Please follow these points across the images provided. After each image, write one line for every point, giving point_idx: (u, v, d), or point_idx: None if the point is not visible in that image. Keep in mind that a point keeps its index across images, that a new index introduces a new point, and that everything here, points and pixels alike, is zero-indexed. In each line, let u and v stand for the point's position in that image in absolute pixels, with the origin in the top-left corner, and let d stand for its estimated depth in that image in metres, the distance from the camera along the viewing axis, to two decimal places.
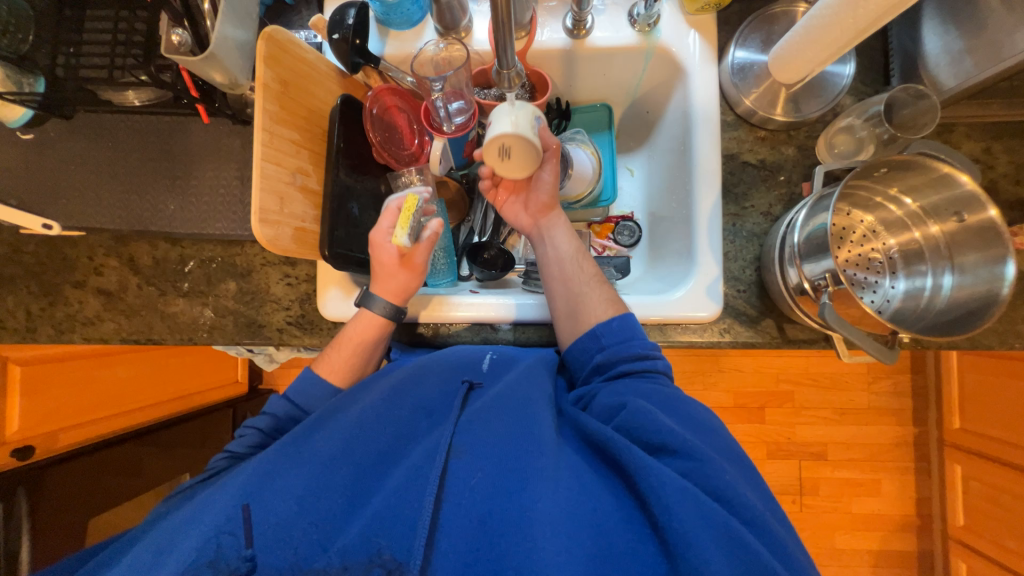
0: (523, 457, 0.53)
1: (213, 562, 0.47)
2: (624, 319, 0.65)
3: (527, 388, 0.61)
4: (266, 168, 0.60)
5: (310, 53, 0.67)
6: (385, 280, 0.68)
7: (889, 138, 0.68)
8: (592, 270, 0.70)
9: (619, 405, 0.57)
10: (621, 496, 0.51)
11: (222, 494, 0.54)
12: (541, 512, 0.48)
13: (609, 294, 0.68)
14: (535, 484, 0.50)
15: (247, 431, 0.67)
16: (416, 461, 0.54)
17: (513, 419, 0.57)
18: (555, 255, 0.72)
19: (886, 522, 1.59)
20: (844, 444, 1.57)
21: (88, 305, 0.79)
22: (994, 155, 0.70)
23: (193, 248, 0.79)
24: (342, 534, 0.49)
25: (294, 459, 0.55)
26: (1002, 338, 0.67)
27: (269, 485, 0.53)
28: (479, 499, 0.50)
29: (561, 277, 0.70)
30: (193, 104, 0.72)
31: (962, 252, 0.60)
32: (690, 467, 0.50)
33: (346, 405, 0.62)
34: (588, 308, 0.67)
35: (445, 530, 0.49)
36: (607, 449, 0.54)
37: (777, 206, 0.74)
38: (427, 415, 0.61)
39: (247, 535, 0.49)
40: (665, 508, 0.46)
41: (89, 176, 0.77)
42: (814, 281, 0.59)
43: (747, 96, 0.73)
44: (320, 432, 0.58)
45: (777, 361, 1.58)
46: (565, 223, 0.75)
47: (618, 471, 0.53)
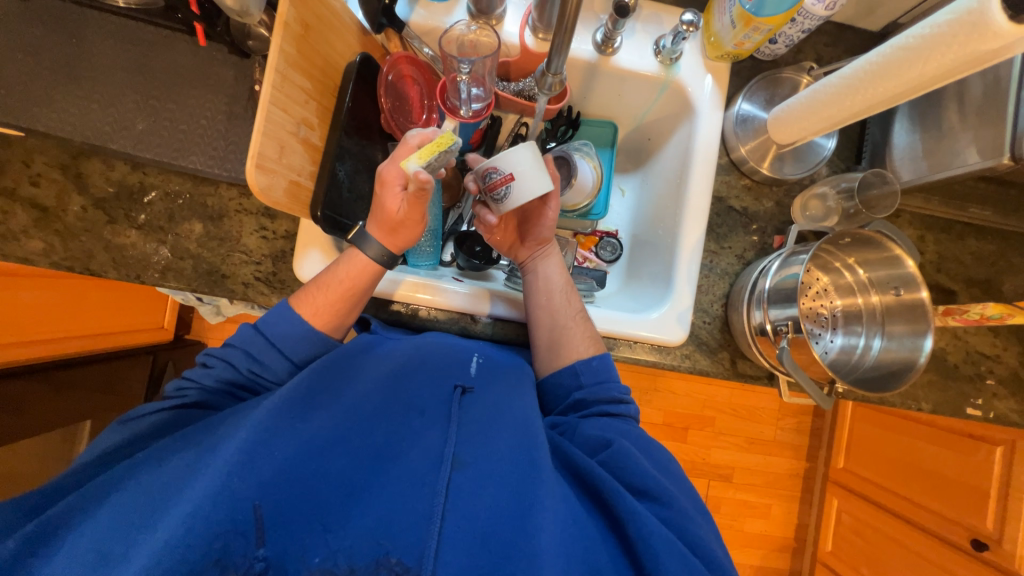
0: (525, 478, 0.55)
1: (220, 560, 0.44)
2: (602, 360, 0.70)
3: (524, 406, 0.63)
4: (272, 112, 0.55)
5: (337, 1, 0.63)
6: (385, 221, 0.64)
7: (852, 212, 0.77)
8: (579, 306, 0.74)
9: (604, 442, 0.62)
10: (601, 526, 0.56)
11: (201, 470, 0.49)
12: (545, 540, 0.50)
13: (592, 331, 0.73)
14: (538, 504, 0.52)
15: (217, 364, 0.62)
16: (420, 468, 0.54)
17: (513, 437, 0.58)
18: (545, 286, 0.75)
19: (770, 542, 1.80)
20: (748, 470, 1.75)
21: (14, 218, 0.69)
22: (925, 244, 0.82)
23: (157, 178, 0.72)
24: (345, 535, 0.49)
25: (287, 444, 0.51)
26: (903, 399, 0.79)
27: (260, 469, 0.49)
28: (485, 517, 0.51)
29: (549, 309, 0.73)
30: (190, 21, 0.66)
31: (893, 321, 0.70)
32: (666, 514, 0.56)
33: (339, 393, 0.59)
34: (572, 343, 0.71)
35: (453, 541, 0.49)
36: (591, 482, 0.58)
37: (749, 252, 0.81)
38: (420, 413, 0.59)
39: (259, 531, 0.47)
40: (653, 555, 0.51)
41: (40, 70, 0.66)
42: (776, 325, 0.66)
43: (743, 145, 0.79)
44: (313, 417, 0.55)
45: (707, 388, 1.71)
46: (558, 256, 0.78)
47: (598, 502, 0.58)
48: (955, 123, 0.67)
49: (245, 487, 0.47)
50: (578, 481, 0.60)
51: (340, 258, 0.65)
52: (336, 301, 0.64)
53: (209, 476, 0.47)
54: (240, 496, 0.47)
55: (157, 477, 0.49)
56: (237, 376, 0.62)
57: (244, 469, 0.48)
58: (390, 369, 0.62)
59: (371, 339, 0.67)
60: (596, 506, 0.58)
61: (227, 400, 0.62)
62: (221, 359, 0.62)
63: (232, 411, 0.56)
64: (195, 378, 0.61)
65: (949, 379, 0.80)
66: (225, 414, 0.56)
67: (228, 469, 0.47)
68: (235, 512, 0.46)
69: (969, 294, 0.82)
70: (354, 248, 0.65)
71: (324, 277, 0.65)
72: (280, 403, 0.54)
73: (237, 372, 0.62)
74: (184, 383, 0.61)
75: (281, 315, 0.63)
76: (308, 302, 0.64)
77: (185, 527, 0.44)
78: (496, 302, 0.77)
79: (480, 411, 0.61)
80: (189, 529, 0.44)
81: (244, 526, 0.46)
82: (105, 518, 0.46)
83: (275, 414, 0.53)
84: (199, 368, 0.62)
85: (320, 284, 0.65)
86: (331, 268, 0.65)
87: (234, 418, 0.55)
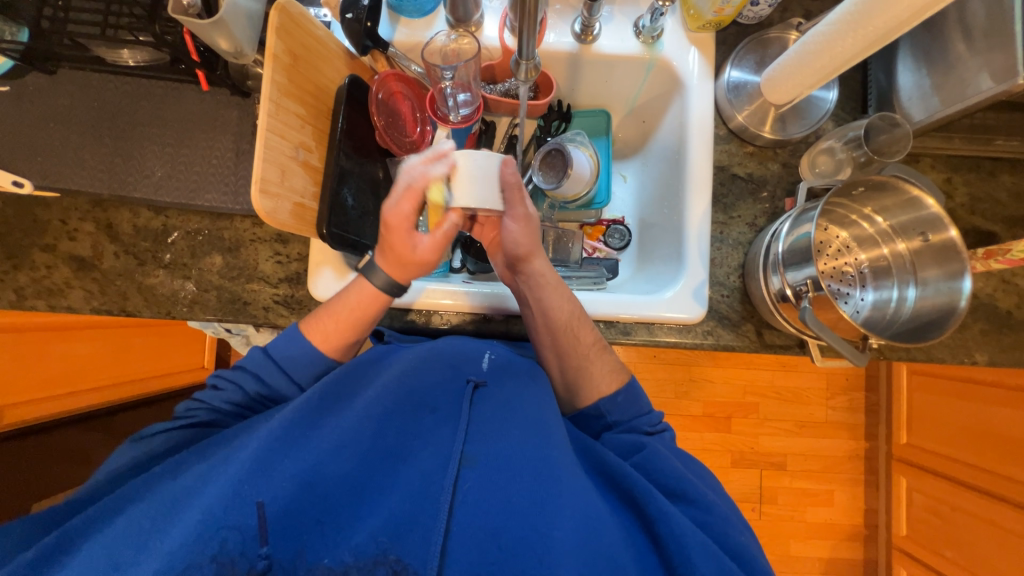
0: (541, 471, 0.54)
1: (215, 558, 0.46)
2: (629, 391, 0.69)
3: (538, 399, 0.63)
4: (270, 139, 0.59)
5: (321, 30, 0.66)
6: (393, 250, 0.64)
7: (865, 161, 0.73)
8: (592, 338, 0.70)
9: (637, 445, 0.63)
10: (627, 526, 0.55)
11: (218, 473, 0.52)
12: (559, 538, 0.49)
13: (610, 364, 0.70)
14: (555, 504, 0.52)
15: (227, 387, 0.65)
16: (429, 466, 0.55)
17: (527, 430, 0.58)
18: (545, 324, 0.70)
19: (838, 531, 1.68)
20: (802, 455, 1.66)
21: (57, 271, 0.75)
22: (953, 186, 0.77)
23: (178, 219, 0.77)
24: (352, 534, 0.50)
25: (301, 447, 0.54)
26: (954, 353, 0.74)
27: (274, 471, 0.51)
28: (495, 513, 0.52)
29: (556, 350, 0.70)
30: (193, 70, 0.71)
31: (925, 267, 0.66)
32: (703, 517, 0.56)
33: (353, 396, 0.61)
34: (590, 381, 0.69)
35: (457, 539, 0.50)
36: (621, 482, 0.58)
37: (761, 218, 0.78)
38: (432, 409, 0.61)
39: (262, 531, 0.48)
40: (686, 558, 0.51)
41: (69, 135, 0.73)
42: (796, 287, 0.64)
43: (740, 112, 0.77)
44: (328, 422, 0.57)
45: (744, 373, 1.65)
46: (550, 273, 0.69)
47: (627, 502, 0.58)
48: (962, 54, 0.63)
49: (253, 490, 0.49)
50: (604, 479, 0.60)
51: (351, 285, 0.67)
52: (347, 329, 0.67)
53: (224, 479, 0.50)
54: (249, 498, 0.49)
55: (181, 482, 0.53)
56: (246, 400, 0.65)
57: (256, 474, 0.50)
58: (397, 370, 0.63)
59: (387, 347, 0.70)
60: (627, 508, 0.58)
61: (236, 420, 0.66)
62: (230, 383, 0.65)
63: (239, 428, 0.59)
64: (205, 401, 0.65)
65: (1004, 328, 0.74)
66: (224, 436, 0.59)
67: (241, 474, 0.50)
68: (243, 513, 0.48)
69: (1012, 233, 0.76)
70: (363, 277, 0.67)
71: (334, 304, 0.67)
72: (294, 411, 0.57)
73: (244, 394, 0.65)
74: (195, 405, 0.65)
75: (292, 339, 0.66)
76: (318, 330, 0.66)
77: (198, 529, 0.46)
78: (512, 302, 0.76)
79: (495, 406, 0.62)
80: (201, 531, 0.46)
81: (250, 526, 0.48)
82: (132, 517, 0.50)
83: (288, 423, 0.55)
84: (209, 391, 0.66)
85: (330, 313, 0.67)
86: (340, 295, 0.67)
87: (248, 429, 0.58)
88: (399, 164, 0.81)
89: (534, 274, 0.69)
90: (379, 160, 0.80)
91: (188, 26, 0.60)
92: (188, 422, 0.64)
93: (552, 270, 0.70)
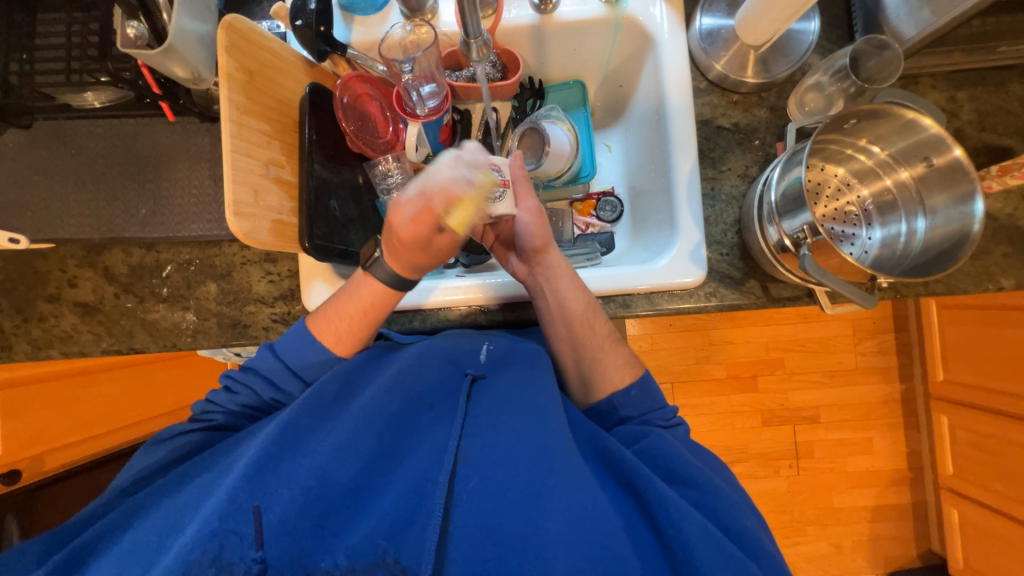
0: (536, 465, 0.57)
1: (216, 561, 0.49)
2: (642, 385, 0.68)
3: (536, 388, 0.64)
4: (237, 160, 0.58)
5: (274, 42, 0.65)
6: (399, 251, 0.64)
7: (855, 92, 0.69)
8: (607, 330, 0.70)
9: (640, 432, 0.65)
10: (626, 513, 0.58)
11: (218, 483, 0.55)
12: (553, 530, 0.53)
13: (625, 357, 0.70)
14: (549, 500, 0.55)
15: (240, 390, 0.66)
16: (425, 463, 0.58)
17: (524, 424, 0.60)
18: (560, 315, 0.69)
19: (881, 477, 1.63)
20: (834, 406, 1.61)
21: (64, 319, 0.77)
22: (958, 104, 0.72)
23: (169, 252, 0.78)
24: (349, 536, 0.53)
25: (297, 455, 0.56)
26: (977, 282, 0.69)
27: (271, 481, 0.54)
28: (490, 508, 0.55)
29: (571, 341, 0.70)
30: (157, 103, 0.71)
31: (932, 194, 0.62)
32: (703, 498, 0.59)
33: (352, 397, 0.62)
34: (605, 373, 0.69)
35: (455, 539, 0.54)
36: (621, 470, 0.59)
37: (753, 167, 0.75)
38: (429, 406, 0.63)
39: (258, 536, 0.51)
40: (685, 544, 0.53)
41: (53, 185, 0.74)
42: (794, 236, 0.61)
43: (716, 61, 0.73)
44: (323, 427, 0.59)
45: (765, 330, 1.60)
46: (566, 268, 0.70)
47: (627, 488, 0.60)
48: None
49: (246, 495, 0.52)
50: (606, 464, 0.62)
51: (359, 281, 0.66)
52: (357, 328, 0.67)
53: (223, 488, 0.53)
54: (246, 504, 0.52)
55: (188, 490, 0.57)
56: (259, 401, 0.67)
57: (255, 480, 0.53)
58: (395, 368, 0.63)
59: (386, 347, 0.70)
60: (624, 490, 0.60)
61: (249, 420, 0.68)
62: (243, 386, 0.66)
63: (248, 432, 0.61)
64: (218, 403, 0.67)
65: None
66: (233, 441, 0.61)
67: (237, 484, 0.52)
68: (239, 518, 0.51)
69: None
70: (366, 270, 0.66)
71: (342, 304, 0.66)
72: (293, 415, 0.58)
73: (250, 404, 0.67)
74: (208, 407, 0.67)
75: (302, 342, 0.65)
76: (328, 330, 0.65)
77: (196, 535, 0.49)
78: (512, 287, 0.74)
79: (490, 399, 0.63)
80: (199, 539, 0.49)
81: (247, 532, 0.51)
82: (151, 522, 0.55)
83: (286, 429, 0.57)
84: (222, 393, 0.67)
85: (338, 312, 0.66)
86: (348, 292, 0.66)
87: (248, 437, 0.60)
88: (375, 166, 0.80)
89: (550, 265, 0.70)
90: (356, 166, 0.80)
91: (140, 58, 0.60)
92: (206, 423, 0.66)
93: (569, 264, 0.71)
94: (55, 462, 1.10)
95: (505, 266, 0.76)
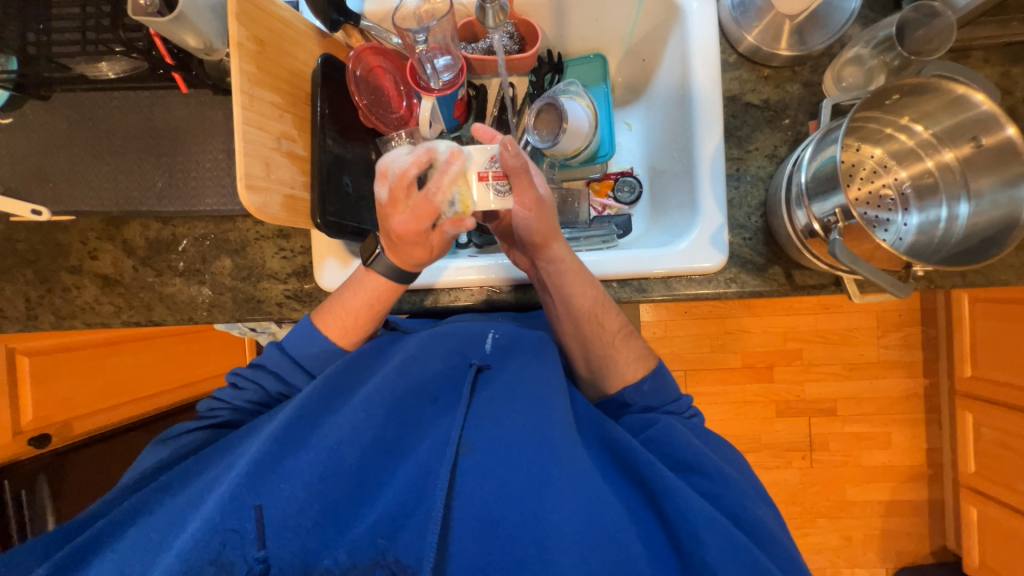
0: (540, 454, 0.57)
1: (216, 560, 0.50)
2: (655, 380, 0.67)
3: (539, 381, 0.64)
4: (248, 132, 0.57)
5: (286, 10, 0.64)
6: (398, 252, 0.65)
7: (900, 65, 0.65)
8: (618, 324, 0.68)
9: (648, 421, 0.64)
10: (632, 504, 0.58)
11: (222, 479, 0.56)
12: (556, 522, 0.53)
13: (637, 350, 0.69)
14: (552, 493, 0.54)
15: (248, 385, 0.68)
16: (426, 457, 0.58)
17: (527, 416, 0.60)
18: (568, 312, 0.68)
19: (899, 473, 1.60)
20: (853, 399, 1.57)
21: (86, 290, 0.79)
22: (1013, 80, 0.66)
23: (185, 227, 0.78)
24: (351, 533, 0.54)
25: (300, 450, 0.57)
26: (1020, 273, 0.65)
27: (274, 477, 0.55)
28: (492, 503, 0.55)
29: (580, 339, 0.69)
30: (171, 74, 0.70)
31: (979, 177, 0.58)
32: (711, 489, 0.58)
33: (356, 390, 0.64)
34: (618, 370, 0.68)
35: (456, 536, 0.54)
36: (628, 459, 0.59)
37: (782, 147, 0.71)
38: (433, 399, 0.63)
39: (259, 534, 0.52)
40: (694, 536, 0.53)
41: (70, 157, 0.74)
42: (824, 219, 0.57)
43: (749, 32, 0.69)
44: (327, 421, 0.60)
45: (784, 320, 1.56)
46: (573, 264, 0.66)
47: (633, 479, 0.59)
48: None
49: (247, 492, 0.53)
50: (613, 454, 0.61)
51: (359, 277, 0.68)
52: (362, 319, 0.69)
53: (225, 486, 0.54)
54: (247, 501, 0.53)
55: (194, 488, 0.58)
56: (267, 396, 0.68)
57: (262, 475, 0.54)
58: (396, 361, 0.64)
59: (391, 335, 0.72)
60: (631, 484, 0.59)
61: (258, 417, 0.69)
62: (251, 381, 0.68)
63: (250, 428, 0.63)
64: (225, 400, 0.68)
65: None
66: (239, 436, 0.63)
67: (238, 481, 0.53)
68: (240, 515, 0.52)
69: None
70: (365, 265, 0.68)
71: (346, 297, 0.68)
72: (296, 411, 0.59)
73: (259, 391, 0.68)
74: (216, 404, 0.69)
75: (308, 336, 0.67)
76: (334, 323, 0.68)
77: (199, 532, 0.50)
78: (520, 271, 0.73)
79: (492, 392, 0.63)
80: (201, 537, 0.50)
81: (249, 530, 0.52)
82: (155, 520, 0.56)
83: (289, 423, 0.58)
84: (230, 390, 0.68)
85: (344, 306, 0.68)
86: (351, 287, 0.68)
87: (254, 432, 0.62)
88: (387, 143, 0.78)
89: (553, 260, 0.66)
90: (369, 142, 0.78)
91: (152, 27, 0.59)
92: (213, 420, 0.68)
93: (576, 258, 0.67)
94: (81, 428, 1.13)
95: (510, 258, 0.73)
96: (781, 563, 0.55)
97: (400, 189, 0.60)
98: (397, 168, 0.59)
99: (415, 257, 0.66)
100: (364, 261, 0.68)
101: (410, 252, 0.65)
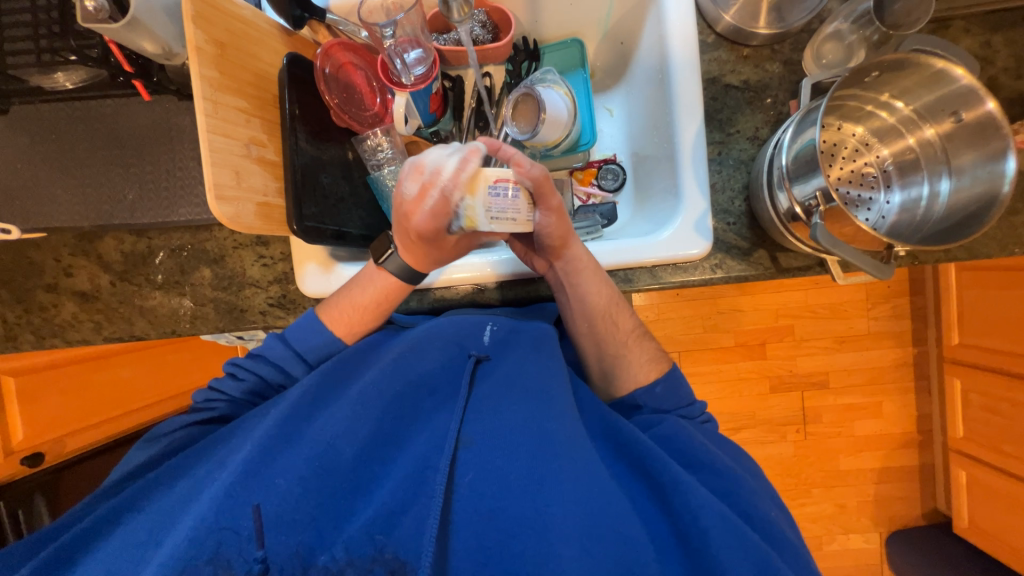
0: (539, 448, 0.57)
1: (212, 560, 0.50)
2: (667, 383, 0.67)
3: (537, 369, 0.64)
4: (214, 141, 0.55)
5: (245, 9, 0.61)
6: (413, 250, 0.65)
7: (879, 39, 0.65)
8: (631, 325, 0.69)
9: (656, 420, 0.64)
10: (636, 495, 0.59)
11: (211, 481, 0.56)
12: (555, 513, 0.53)
13: (650, 353, 0.69)
14: (552, 484, 0.54)
15: (246, 376, 0.66)
16: (425, 451, 0.57)
17: (526, 407, 0.60)
18: (583, 310, 0.68)
19: (889, 441, 1.63)
20: (844, 371, 1.60)
21: (64, 308, 0.78)
22: (994, 50, 0.65)
23: (161, 238, 0.77)
24: (344, 532, 0.53)
25: (294, 447, 0.57)
26: (1003, 246, 0.65)
27: (267, 474, 0.54)
28: (489, 495, 0.55)
29: (594, 338, 0.69)
30: (131, 81, 0.68)
31: (959, 153, 0.58)
32: (721, 485, 0.59)
33: (351, 383, 0.64)
34: (630, 371, 0.68)
35: (457, 531, 0.53)
36: (631, 450, 0.60)
37: (763, 128, 0.70)
38: (431, 392, 0.63)
39: (258, 534, 0.51)
40: (701, 531, 0.52)
41: (30, 172, 0.71)
42: (805, 203, 0.57)
43: (726, 11, 0.67)
44: (321, 417, 0.60)
45: (775, 297, 1.57)
46: (590, 266, 0.67)
47: (638, 472, 0.60)
48: None
49: (246, 492, 0.53)
50: (615, 446, 0.62)
51: (368, 274, 0.67)
52: (369, 315, 0.68)
53: (221, 484, 0.54)
54: (245, 501, 0.52)
55: (183, 484, 0.59)
56: (266, 388, 0.68)
57: (255, 475, 0.54)
58: (396, 352, 0.65)
59: (391, 330, 0.72)
60: (637, 478, 0.60)
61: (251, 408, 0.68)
62: (250, 372, 0.67)
63: (240, 421, 0.63)
64: (224, 391, 0.67)
65: None
66: (232, 425, 0.63)
67: (233, 479, 0.53)
68: (235, 517, 0.52)
69: None
70: (376, 262, 0.67)
71: (353, 295, 0.67)
72: (292, 406, 0.59)
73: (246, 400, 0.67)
74: (213, 394, 0.67)
75: (313, 331, 0.66)
76: (341, 321, 0.67)
77: (191, 535, 0.50)
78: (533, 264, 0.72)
79: (490, 387, 0.64)
80: (197, 537, 0.50)
81: (245, 526, 0.52)
82: (144, 517, 0.56)
83: (284, 421, 0.58)
84: (227, 379, 0.67)
85: (353, 303, 0.67)
86: (360, 282, 0.67)
87: (246, 428, 0.61)
88: (364, 141, 0.77)
89: (571, 260, 0.66)
90: (344, 142, 0.77)
91: (105, 34, 0.57)
92: (205, 414, 0.67)
93: (593, 261, 0.67)
94: (76, 443, 1.14)
95: (522, 260, 0.71)
96: (789, 557, 0.55)
97: (432, 186, 0.58)
98: (433, 166, 0.57)
99: (433, 256, 0.66)
100: (376, 259, 0.67)
101: (424, 252, 0.65)
